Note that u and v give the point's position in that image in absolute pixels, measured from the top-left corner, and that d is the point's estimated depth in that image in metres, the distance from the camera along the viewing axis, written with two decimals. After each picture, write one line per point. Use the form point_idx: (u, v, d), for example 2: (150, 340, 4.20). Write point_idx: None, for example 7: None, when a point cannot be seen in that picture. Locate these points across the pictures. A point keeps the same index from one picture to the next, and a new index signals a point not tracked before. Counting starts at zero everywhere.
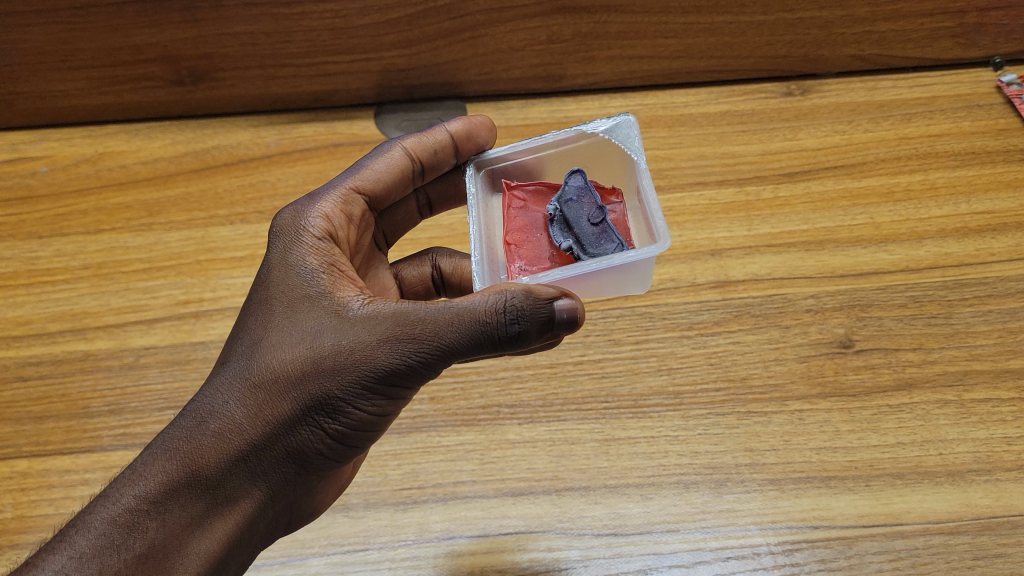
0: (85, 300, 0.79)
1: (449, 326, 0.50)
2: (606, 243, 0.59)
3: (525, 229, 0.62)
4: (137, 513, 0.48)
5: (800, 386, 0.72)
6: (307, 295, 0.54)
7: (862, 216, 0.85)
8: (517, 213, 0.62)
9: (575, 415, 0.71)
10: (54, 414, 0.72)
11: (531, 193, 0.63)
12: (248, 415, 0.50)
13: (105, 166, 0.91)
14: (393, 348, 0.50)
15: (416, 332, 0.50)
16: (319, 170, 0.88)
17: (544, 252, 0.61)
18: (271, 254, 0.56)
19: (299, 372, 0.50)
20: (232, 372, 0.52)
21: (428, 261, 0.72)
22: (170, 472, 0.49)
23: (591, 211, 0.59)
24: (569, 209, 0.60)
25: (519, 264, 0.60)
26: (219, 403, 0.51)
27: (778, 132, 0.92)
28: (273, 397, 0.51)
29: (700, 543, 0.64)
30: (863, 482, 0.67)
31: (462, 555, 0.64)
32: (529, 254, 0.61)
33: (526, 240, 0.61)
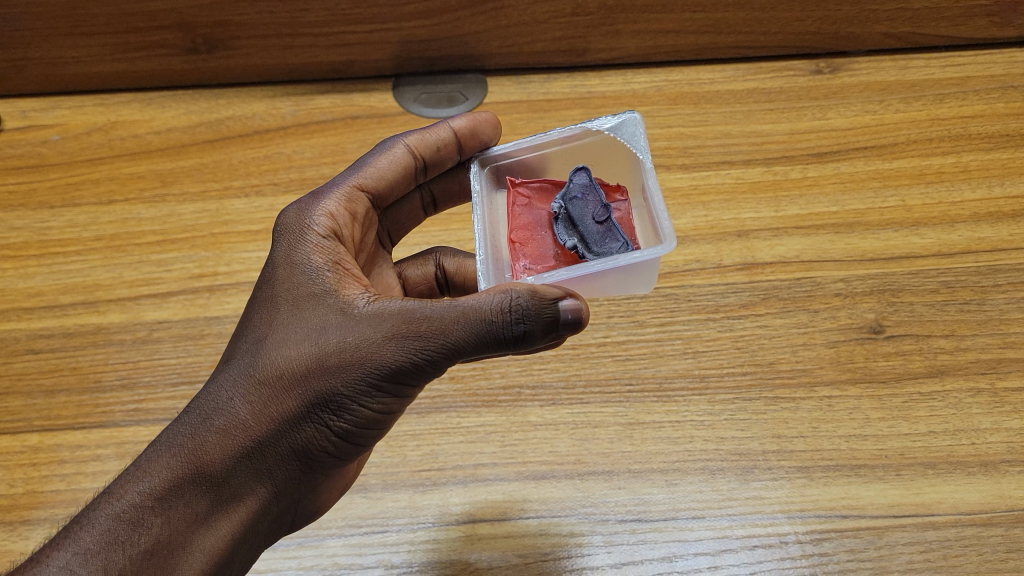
0: (97, 272, 0.77)
1: (456, 324, 0.48)
2: (611, 242, 0.56)
3: (530, 228, 0.59)
4: (143, 508, 0.47)
5: (830, 371, 0.71)
6: (312, 293, 0.52)
7: (893, 199, 0.82)
8: (521, 211, 0.60)
9: (598, 398, 0.69)
10: (66, 388, 0.70)
11: (536, 190, 0.61)
12: (252, 412, 0.49)
13: (117, 135, 0.89)
14: (399, 345, 0.49)
15: (422, 329, 0.49)
16: (335, 144, 0.86)
17: (550, 250, 0.58)
18: (278, 250, 0.54)
19: (305, 368, 0.49)
20: (237, 368, 0.51)
21: (433, 261, 0.70)
22: (175, 469, 0.48)
23: (596, 210, 0.57)
24: (574, 207, 0.58)
25: (523, 262, 0.58)
26: (223, 400, 0.49)
27: (806, 111, 0.90)
28: (278, 394, 0.49)
29: (727, 531, 0.62)
30: (894, 471, 0.65)
31: (482, 540, 0.62)
32: (533, 253, 0.59)
33: (532, 238, 0.59)
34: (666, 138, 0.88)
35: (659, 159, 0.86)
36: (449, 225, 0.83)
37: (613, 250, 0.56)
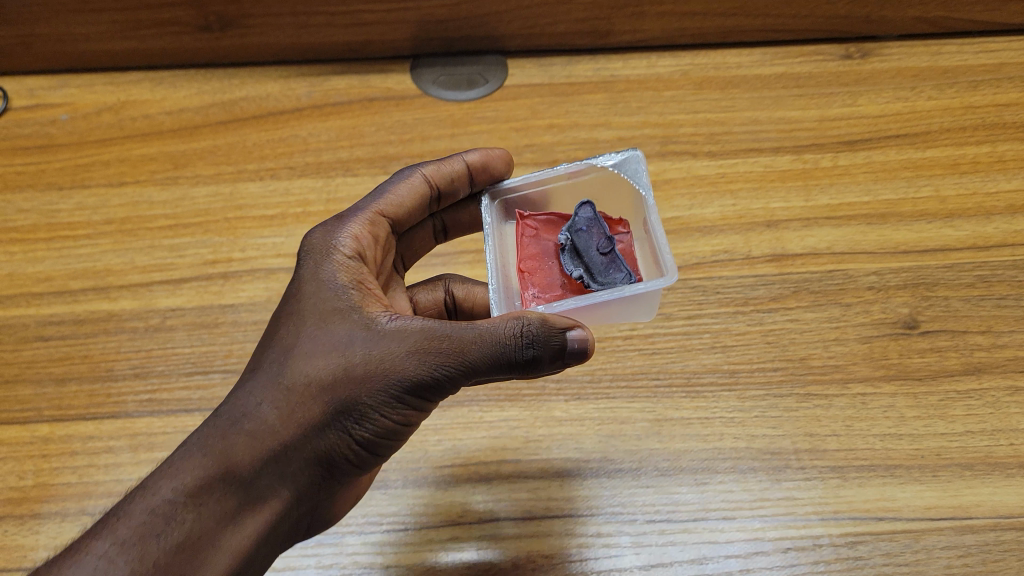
0: (108, 257, 0.75)
1: (474, 343, 0.47)
2: (615, 272, 0.55)
3: (538, 257, 0.58)
4: (171, 505, 0.45)
5: (863, 368, 0.69)
6: (338, 307, 0.50)
7: (926, 189, 0.80)
8: (529, 241, 0.58)
9: (625, 393, 0.67)
10: (76, 377, 0.68)
11: (543, 222, 0.59)
12: (280, 418, 0.47)
13: (127, 115, 0.86)
14: (426, 361, 0.47)
15: (448, 346, 0.47)
16: (352, 127, 0.84)
17: (557, 280, 0.57)
18: (302, 266, 0.52)
19: (332, 379, 0.47)
20: (263, 375, 0.49)
21: (442, 288, 0.67)
22: (203, 470, 0.46)
23: (601, 241, 0.56)
24: (580, 238, 0.56)
25: (532, 292, 0.56)
26: (250, 405, 0.48)
27: (836, 97, 0.88)
28: (306, 401, 0.47)
29: (759, 532, 0.60)
30: (929, 472, 0.63)
31: (507, 539, 0.60)
32: (542, 282, 0.57)
33: (540, 267, 0.58)
34: (692, 123, 0.85)
35: (685, 146, 0.83)
36: None
37: (618, 281, 0.54)
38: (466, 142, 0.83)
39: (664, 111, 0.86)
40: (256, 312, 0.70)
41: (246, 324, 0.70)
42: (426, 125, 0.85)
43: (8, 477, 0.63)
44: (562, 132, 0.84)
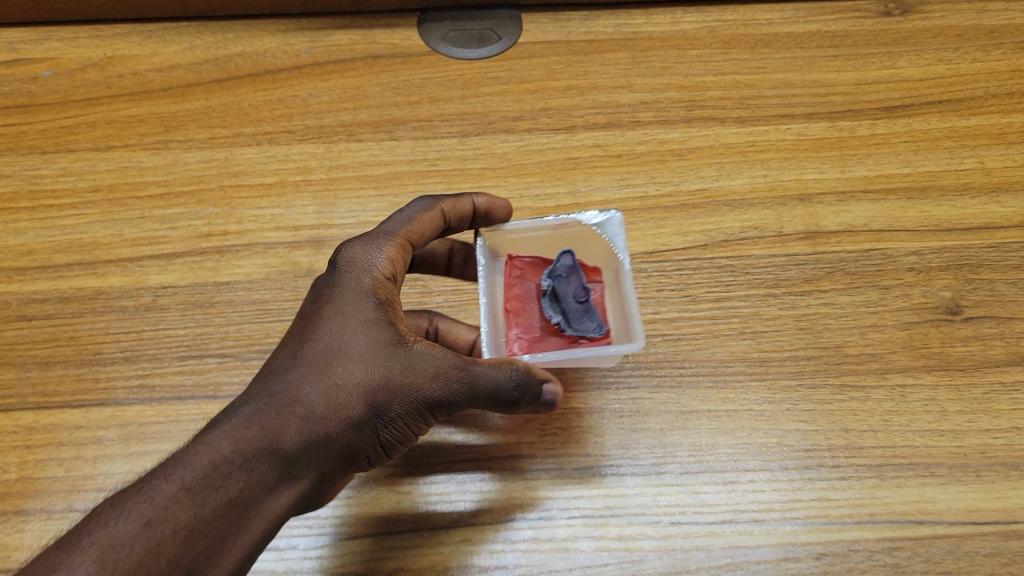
0: (95, 228, 0.70)
1: (490, 375, 0.49)
2: (588, 323, 0.57)
3: (522, 298, 0.60)
4: (214, 478, 0.43)
5: (902, 357, 0.64)
6: (378, 317, 0.49)
7: (971, 160, 0.75)
8: (513, 282, 0.60)
9: (648, 382, 0.63)
10: (62, 361, 0.63)
11: (527, 264, 0.61)
12: (327, 408, 0.46)
13: (114, 72, 0.80)
14: (455, 383, 0.49)
15: (474, 372, 0.49)
16: (355, 87, 0.78)
17: (538, 323, 0.59)
18: (338, 274, 0.51)
19: (376, 382, 0.47)
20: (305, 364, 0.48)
21: (425, 322, 0.63)
22: (249, 444, 0.44)
23: (577, 288, 0.58)
24: (559, 285, 0.58)
25: (515, 331, 0.58)
26: (297, 389, 0.46)
27: (875, 58, 0.82)
28: (350, 397, 0.47)
29: (790, 537, 0.56)
30: (972, 472, 0.59)
31: (522, 541, 0.57)
32: (524, 325, 0.59)
33: (523, 309, 0.59)
34: (720, 86, 0.79)
35: (713, 111, 0.78)
36: (482, 181, 0.73)
37: (590, 332, 0.57)
38: (477, 105, 0.78)
39: (689, 72, 0.80)
40: (253, 290, 0.66)
41: (242, 304, 0.65)
42: (435, 86, 0.79)
43: None
44: (580, 95, 0.79)
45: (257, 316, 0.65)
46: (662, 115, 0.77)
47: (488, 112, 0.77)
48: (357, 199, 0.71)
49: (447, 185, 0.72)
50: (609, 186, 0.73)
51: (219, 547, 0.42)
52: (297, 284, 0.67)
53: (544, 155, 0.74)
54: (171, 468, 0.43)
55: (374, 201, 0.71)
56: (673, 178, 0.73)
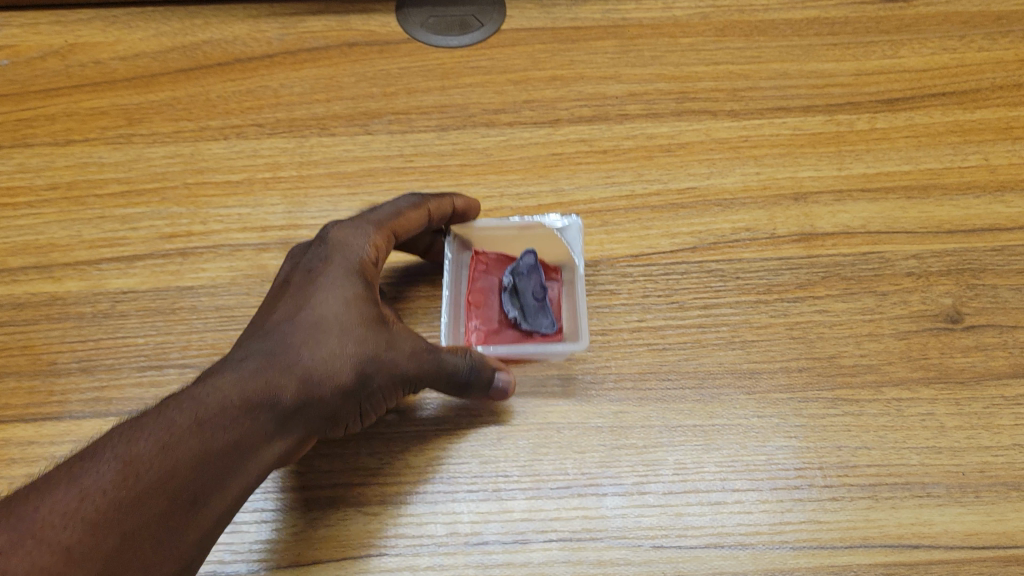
0: (52, 229, 0.67)
1: (457, 358, 0.53)
2: (542, 318, 0.61)
3: (484, 291, 0.63)
4: (222, 419, 0.44)
5: (899, 369, 0.61)
6: (366, 291, 0.52)
7: (975, 156, 0.71)
8: (479, 276, 0.63)
9: (631, 395, 0.60)
10: (14, 371, 0.60)
11: (495, 259, 0.64)
12: (322, 367, 0.48)
13: (76, 60, 0.76)
14: (429, 363, 0.52)
15: (444, 355, 0.53)
16: (329, 78, 0.75)
17: (496, 316, 0.62)
18: (326, 248, 0.54)
19: (367, 352, 0.49)
20: (300, 324, 0.49)
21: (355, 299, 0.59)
22: (251, 391, 0.45)
23: (537, 286, 0.61)
24: (520, 281, 0.61)
25: (474, 323, 0.62)
26: (294, 345, 0.48)
27: (875, 47, 0.78)
28: (344, 360, 0.48)
29: (779, 562, 0.53)
30: (971, 492, 0.56)
31: (495, 566, 0.53)
32: (483, 316, 0.62)
33: (485, 301, 0.62)
34: (713, 76, 0.76)
35: (704, 103, 0.74)
36: (460, 178, 0.69)
37: (544, 328, 0.60)
38: (457, 97, 0.74)
39: (681, 61, 0.76)
40: (218, 296, 0.63)
41: (206, 310, 0.62)
42: (413, 76, 0.75)
43: None
44: (565, 86, 0.75)
45: (220, 323, 0.62)
46: (651, 108, 0.74)
47: (468, 105, 0.73)
48: (329, 198, 0.68)
49: (424, 182, 0.69)
50: (594, 185, 0.69)
51: (218, 486, 0.43)
52: (264, 289, 0.63)
53: (526, 150, 0.71)
54: (179, 404, 0.44)
55: (347, 200, 0.68)
56: (662, 176, 0.70)
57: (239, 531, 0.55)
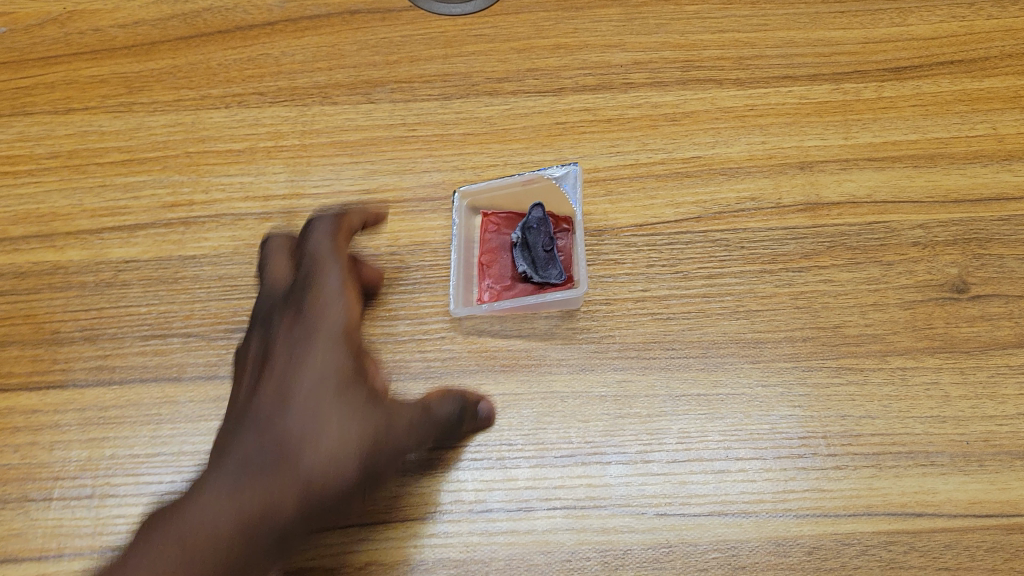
0: (53, 198, 0.66)
1: (439, 411, 0.55)
2: (551, 270, 0.60)
3: (495, 250, 0.63)
4: (214, 549, 0.44)
5: (904, 339, 0.61)
6: (361, 363, 0.53)
7: (982, 125, 0.70)
8: (491, 236, 0.64)
9: (635, 364, 0.60)
10: (18, 340, 0.61)
11: (506, 217, 0.64)
12: (324, 453, 0.48)
13: (75, 28, 0.75)
14: (420, 427, 0.53)
15: (429, 417, 0.54)
16: (330, 46, 0.74)
17: (509, 273, 0.62)
18: (315, 300, 0.55)
19: (364, 430, 0.50)
20: (300, 414, 0.50)
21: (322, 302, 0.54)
22: (248, 511, 0.46)
23: (545, 238, 0.61)
24: (529, 235, 0.61)
25: (488, 282, 0.62)
26: (296, 432, 0.49)
27: (884, 14, 0.77)
28: (344, 428, 0.50)
29: (781, 530, 0.54)
30: (975, 461, 0.56)
31: (500, 534, 0.54)
32: (496, 275, 0.62)
33: (496, 260, 0.63)
34: (719, 44, 0.75)
35: (710, 72, 0.73)
36: (464, 148, 0.68)
37: (554, 280, 0.60)
38: (460, 65, 0.73)
39: (686, 29, 0.75)
40: (220, 265, 0.63)
41: (208, 280, 0.62)
42: (415, 44, 0.74)
43: None
44: (569, 54, 0.74)
45: (223, 292, 0.62)
46: (656, 76, 0.73)
47: (472, 73, 0.73)
48: (332, 166, 0.68)
49: (427, 152, 0.68)
50: (598, 154, 0.69)
51: None
52: None
53: (529, 119, 0.70)
54: (174, 537, 0.45)
55: (350, 168, 0.67)
56: (667, 145, 0.69)
57: None
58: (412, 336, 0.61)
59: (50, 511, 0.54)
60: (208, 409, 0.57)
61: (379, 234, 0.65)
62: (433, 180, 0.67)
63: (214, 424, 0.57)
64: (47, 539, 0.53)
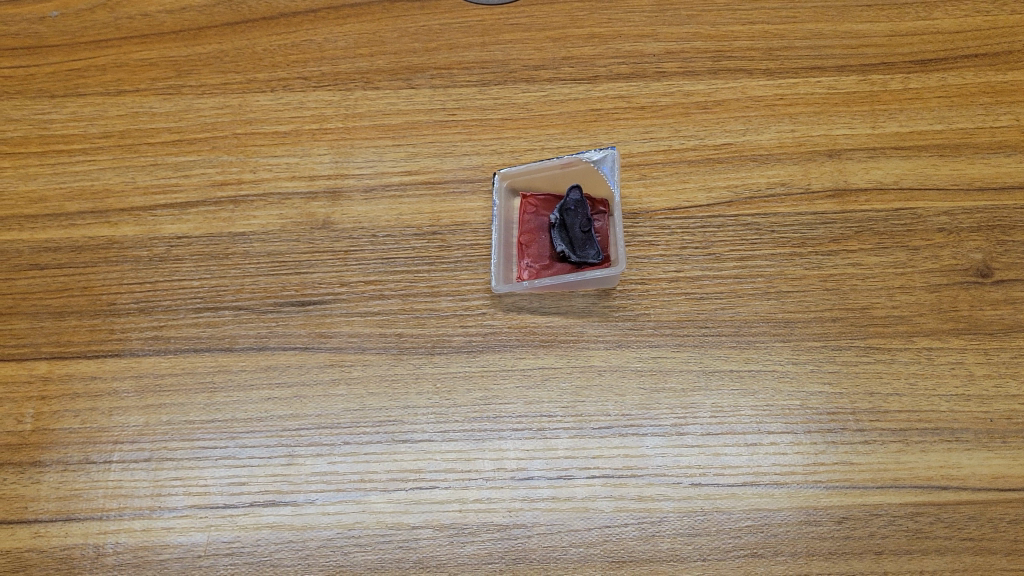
0: (107, 175, 0.69)
1: None
2: (589, 249, 0.62)
3: (534, 231, 0.65)
4: None
5: (930, 320, 0.63)
6: None
7: (1006, 116, 0.72)
8: (530, 218, 0.66)
9: (670, 341, 0.62)
10: (76, 310, 0.64)
11: (544, 200, 0.66)
12: None
13: (124, 12, 0.78)
14: None
15: None
16: (372, 33, 0.76)
17: (547, 252, 0.64)
18: None
19: None
20: None
21: None
22: None
23: (583, 220, 0.63)
24: (567, 216, 0.64)
25: (526, 261, 0.64)
26: None
27: (910, 8, 0.79)
28: None
29: (811, 500, 0.56)
30: (999, 438, 0.58)
31: (541, 501, 0.56)
32: (535, 255, 0.64)
33: (535, 241, 0.65)
34: (749, 35, 0.77)
35: (741, 62, 0.75)
36: (502, 132, 0.71)
37: (592, 260, 0.62)
38: (498, 53, 0.75)
39: (717, 21, 0.77)
40: (269, 242, 0.65)
41: (257, 256, 0.65)
42: (453, 32, 0.76)
43: (6, 420, 0.60)
44: (603, 43, 0.76)
45: (272, 268, 0.64)
46: (687, 66, 0.75)
47: (509, 61, 0.75)
48: (374, 148, 0.70)
49: (467, 136, 0.70)
50: (632, 139, 0.71)
51: None
52: (313, 236, 0.66)
53: (565, 106, 0.72)
54: None
55: (392, 151, 0.70)
56: (699, 132, 0.71)
57: (296, 463, 0.57)
58: (454, 312, 0.63)
59: (110, 472, 0.58)
60: (258, 377, 0.60)
61: (421, 214, 0.67)
62: (472, 163, 0.69)
63: (264, 393, 0.60)
64: (107, 499, 0.57)
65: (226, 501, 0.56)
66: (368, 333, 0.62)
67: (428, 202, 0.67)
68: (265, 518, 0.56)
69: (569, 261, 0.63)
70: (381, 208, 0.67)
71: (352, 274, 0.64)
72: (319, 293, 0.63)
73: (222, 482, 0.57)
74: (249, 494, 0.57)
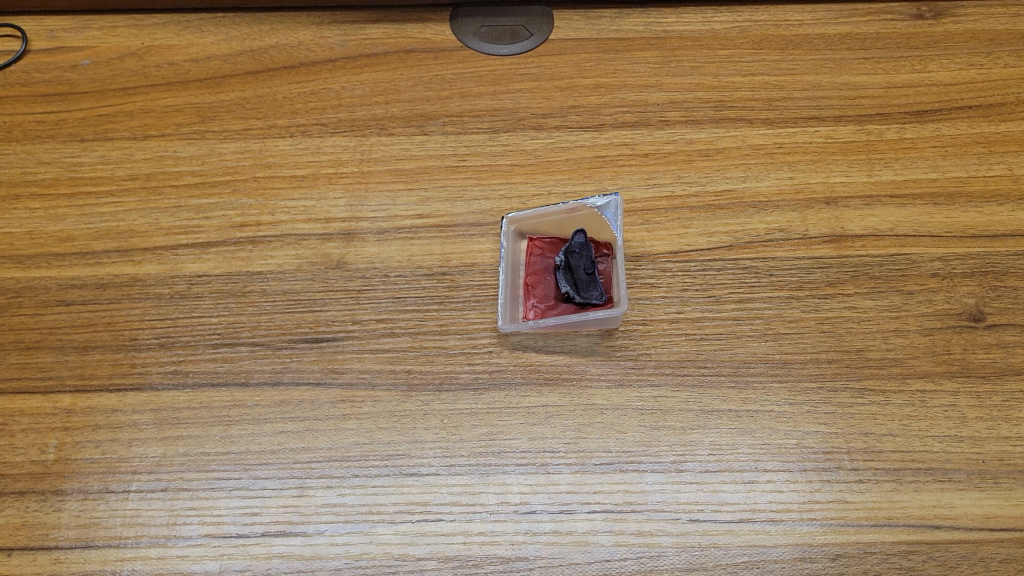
0: (132, 216, 0.72)
1: None
2: (592, 291, 0.66)
3: (540, 272, 0.69)
4: None
5: (923, 363, 0.64)
6: None
7: (999, 166, 0.74)
8: (536, 259, 0.69)
9: (670, 380, 0.64)
10: (99, 345, 0.66)
11: (551, 243, 0.70)
12: None
13: (152, 62, 0.82)
14: None
15: None
16: (387, 81, 0.80)
17: (552, 293, 0.68)
18: None
19: None
20: None
21: None
22: None
23: (586, 262, 0.67)
24: (571, 259, 0.67)
25: (533, 301, 0.67)
26: None
27: (906, 61, 0.82)
28: None
29: (806, 537, 0.58)
30: (990, 478, 0.60)
31: (543, 535, 0.58)
32: (541, 295, 0.68)
33: (541, 281, 0.68)
34: (750, 86, 0.80)
35: (741, 111, 0.78)
36: (510, 177, 0.73)
37: (595, 300, 0.65)
38: (508, 101, 0.78)
39: (718, 72, 0.81)
40: (285, 281, 0.68)
41: (274, 294, 0.68)
42: (466, 81, 0.80)
43: (30, 449, 0.62)
44: (609, 93, 0.79)
45: (288, 306, 0.67)
46: (690, 115, 0.78)
47: (518, 109, 0.78)
48: (388, 192, 0.73)
49: (476, 181, 0.73)
50: (635, 185, 0.73)
51: None
52: (327, 276, 0.69)
53: (572, 153, 0.75)
54: None
55: (404, 195, 0.73)
56: (700, 178, 0.74)
57: (306, 495, 0.59)
58: (462, 350, 0.65)
59: (129, 501, 0.60)
60: (272, 411, 0.63)
61: (431, 255, 0.70)
62: (482, 207, 0.72)
63: (278, 426, 0.62)
64: (124, 527, 0.59)
65: (238, 530, 0.58)
66: (379, 369, 0.64)
67: (438, 244, 0.70)
68: (276, 548, 0.58)
69: (572, 301, 0.66)
70: (393, 249, 0.70)
71: (364, 312, 0.67)
72: (332, 331, 0.66)
73: (236, 512, 0.59)
74: (261, 524, 0.58)
